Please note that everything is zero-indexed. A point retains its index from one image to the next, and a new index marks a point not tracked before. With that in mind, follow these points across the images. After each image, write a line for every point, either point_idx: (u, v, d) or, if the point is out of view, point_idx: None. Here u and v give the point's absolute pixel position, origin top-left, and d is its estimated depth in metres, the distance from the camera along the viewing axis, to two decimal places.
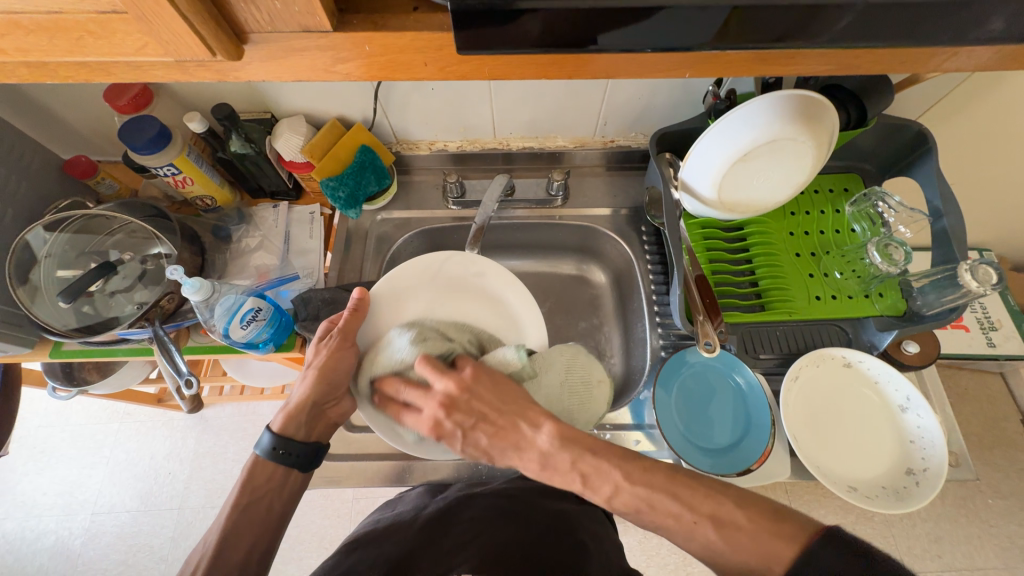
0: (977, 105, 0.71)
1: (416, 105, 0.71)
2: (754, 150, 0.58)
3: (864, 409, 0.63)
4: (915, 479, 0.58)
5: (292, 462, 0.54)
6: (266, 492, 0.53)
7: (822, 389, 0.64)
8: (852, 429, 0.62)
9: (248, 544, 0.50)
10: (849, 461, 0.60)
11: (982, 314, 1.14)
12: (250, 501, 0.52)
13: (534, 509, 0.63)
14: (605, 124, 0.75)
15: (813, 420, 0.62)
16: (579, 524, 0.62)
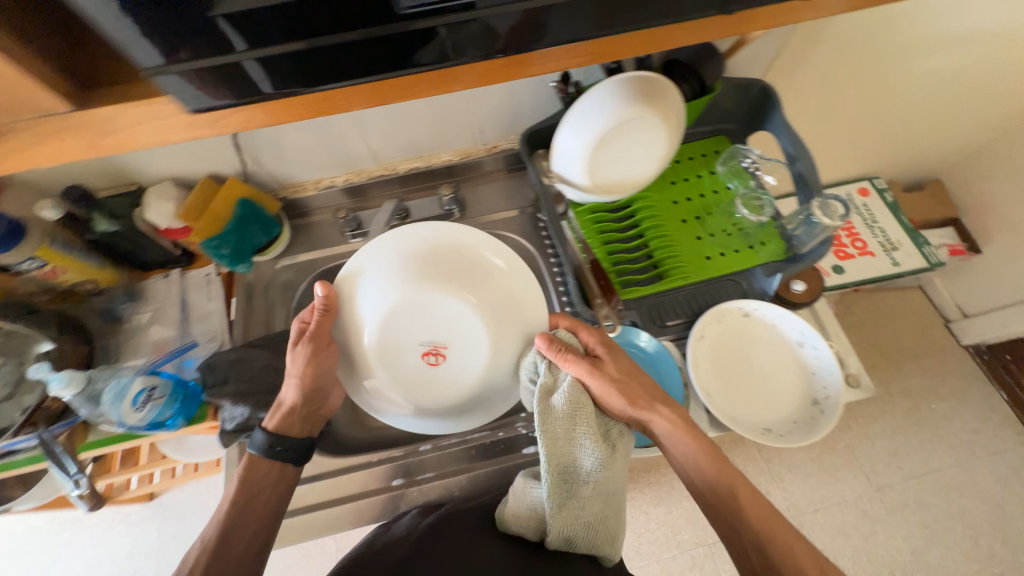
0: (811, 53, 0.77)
1: (287, 148, 0.70)
2: (608, 133, 0.60)
3: (769, 352, 0.67)
4: (819, 409, 0.61)
5: (286, 458, 0.59)
6: (262, 489, 0.58)
7: (728, 341, 0.67)
8: (759, 374, 0.66)
9: (246, 538, 0.55)
10: (760, 405, 0.63)
11: (882, 237, 1.23)
12: (247, 498, 0.56)
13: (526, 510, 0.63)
14: (482, 133, 0.77)
15: (723, 373, 0.65)
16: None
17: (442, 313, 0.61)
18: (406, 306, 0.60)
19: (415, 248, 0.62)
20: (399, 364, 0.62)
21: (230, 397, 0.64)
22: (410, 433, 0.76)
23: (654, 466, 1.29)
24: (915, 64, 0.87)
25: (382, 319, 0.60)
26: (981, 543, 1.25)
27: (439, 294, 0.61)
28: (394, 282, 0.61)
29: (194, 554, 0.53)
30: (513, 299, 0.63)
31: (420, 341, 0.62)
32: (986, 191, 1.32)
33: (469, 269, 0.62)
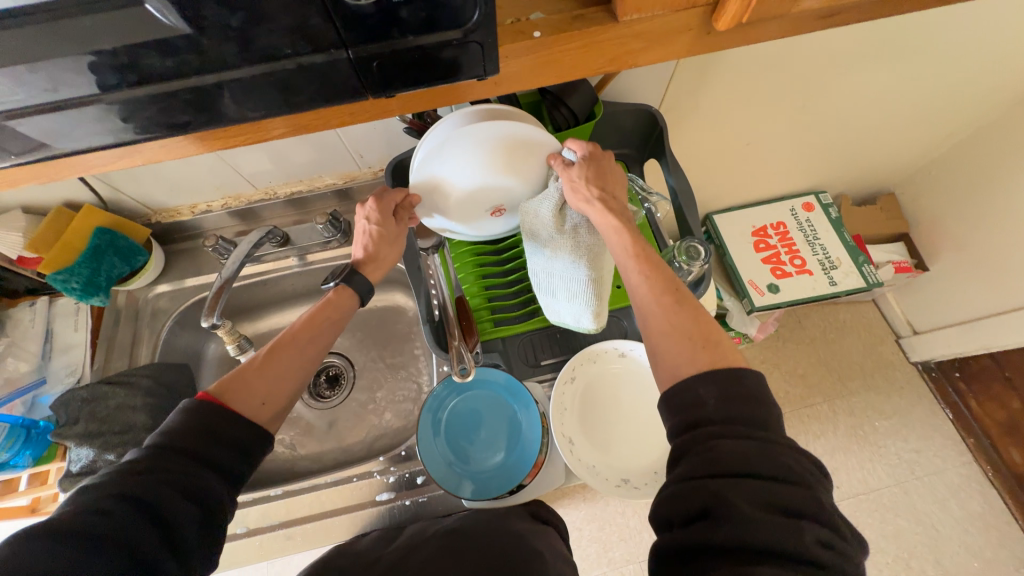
0: (709, 74, 0.72)
1: (144, 177, 0.67)
2: (453, 149, 0.52)
3: (641, 396, 0.63)
4: None
5: (349, 305, 0.57)
6: (322, 338, 0.54)
7: (604, 383, 0.65)
8: (631, 419, 0.63)
9: (282, 385, 0.50)
10: (623, 453, 0.61)
11: (822, 254, 1.20)
12: (311, 338, 0.53)
13: (481, 538, 0.50)
14: (362, 157, 0.73)
15: (593, 417, 0.63)
16: (534, 534, 0.51)
17: (524, 165, 0.56)
18: (484, 186, 0.57)
19: (491, 138, 0.52)
20: (477, 223, 0.63)
21: (76, 437, 0.62)
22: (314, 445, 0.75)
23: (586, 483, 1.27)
24: (831, 83, 0.82)
25: (455, 195, 0.58)
26: (912, 565, 1.23)
27: (467, 168, 0.55)
28: (454, 157, 0.53)
29: (177, 415, 0.44)
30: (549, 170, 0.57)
31: (485, 208, 0.61)
32: (935, 207, 1.27)
33: (519, 148, 0.54)
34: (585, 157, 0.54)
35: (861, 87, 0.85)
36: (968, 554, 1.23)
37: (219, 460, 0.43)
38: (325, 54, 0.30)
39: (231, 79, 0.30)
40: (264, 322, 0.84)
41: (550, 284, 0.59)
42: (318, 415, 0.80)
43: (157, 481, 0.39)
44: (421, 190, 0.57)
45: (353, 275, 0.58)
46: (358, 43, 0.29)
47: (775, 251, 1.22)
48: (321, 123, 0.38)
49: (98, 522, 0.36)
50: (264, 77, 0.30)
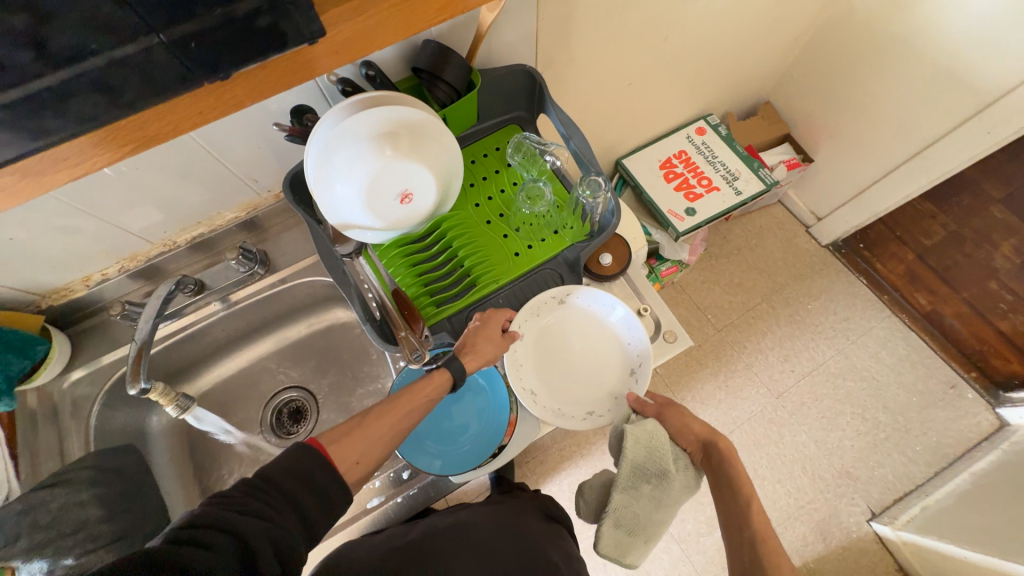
0: (569, 22, 0.76)
1: (16, 259, 0.60)
2: (327, 157, 0.56)
3: (591, 335, 0.69)
4: (634, 376, 0.66)
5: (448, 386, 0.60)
6: (415, 414, 0.57)
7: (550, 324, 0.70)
8: (580, 353, 0.69)
9: (374, 448, 0.52)
10: (585, 389, 0.67)
11: (723, 169, 1.30)
12: (410, 411, 0.56)
13: (501, 529, 0.66)
14: (257, 182, 0.70)
15: (547, 360, 0.68)
16: (544, 543, 0.66)
17: (395, 142, 0.57)
18: (382, 168, 0.57)
19: (347, 130, 0.55)
20: (396, 218, 0.64)
21: (22, 553, 0.56)
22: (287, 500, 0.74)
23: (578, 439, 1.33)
24: (682, 10, 0.89)
25: (358, 201, 0.60)
26: (868, 417, 1.39)
27: (349, 168, 0.57)
28: (331, 163, 0.57)
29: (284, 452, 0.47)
30: (417, 133, 0.59)
31: (391, 199, 0.61)
32: (805, 104, 1.41)
33: (378, 127, 0.56)
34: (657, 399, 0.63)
35: (709, 8, 0.93)
36: (906, 393, 1.41)
37: (274, 539, 0.40)
38: (136, 43, 0.30)
39: (41, 90, 0.29)
40: (205, 378, 0.80)
41: (634, 495, 0.54)
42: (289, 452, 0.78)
43: (259, 512, 0.41)
44: (321, 192, 0.58)
45: (452, 361, 0.60)
46: (164, 26, 0.30)
47: (683, 177, 1.31)
48: (173, 131, 0.37)
49: (190, 552, 0.36)
50: (83, 82, 0.30)
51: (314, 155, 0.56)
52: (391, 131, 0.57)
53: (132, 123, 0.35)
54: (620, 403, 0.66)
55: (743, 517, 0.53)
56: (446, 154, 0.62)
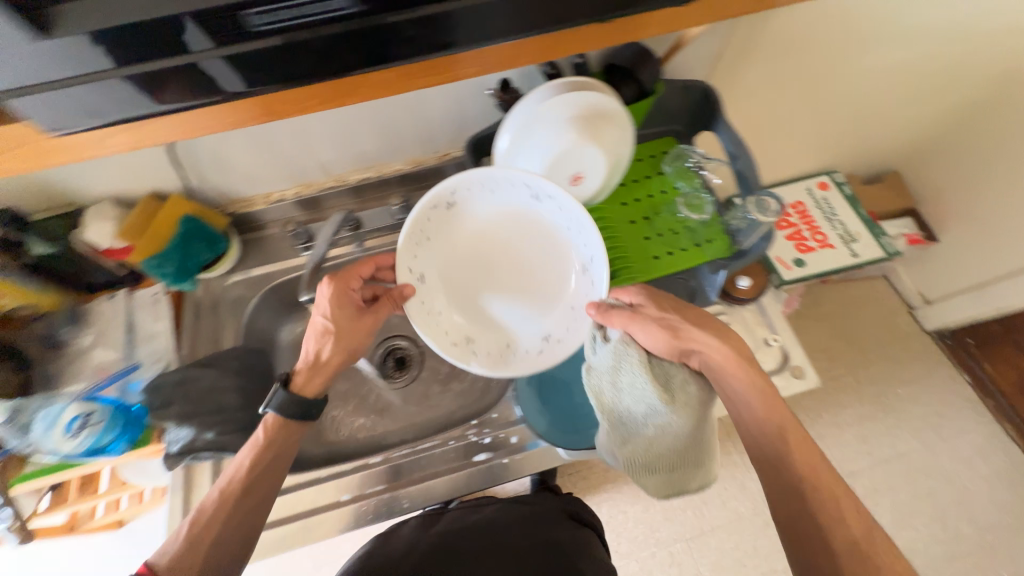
0: (749, 46, 0.77)
1: (231, 161, 0.69)
2: (518, 132, 0.61)
3: (523, 236, 0.68)
4: (586, 273, 0.66)
5: (290, 413, 0.61)
6: (282, 455, 0.61)
7: (459, 243, 0.68)
8: (515, 271, 0.69)
9: (236, 528, 0.55)
10: (539, 297, 0.69)
11: (841, 229, 1.26)
12: (274, 457, 0.60)
13: (531, 536, 0.71)
14: (432, 140, 0.78)
15: (466, 296, 0.70)
16: (574, 548, 0.69)
17: (579, 124, 0.61)
18: (566, 149, 0.62)
19: (541, 109, 0.60)
20: (561, 198, 0.68)
21: (175, 418, 0.62)
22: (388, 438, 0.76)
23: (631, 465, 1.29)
24: (854, 61, 0.89)
25: (533, 176, 0.65)
26: (949, 524, 1.27)
27: (534, 143, 0.62)
28: (520, 137, 0.61)
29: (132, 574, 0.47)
30: (601, 119, 0.62)
31: (564, 178, 0.65)
32: (939, 182, 1.35)
33: (568, 109, 0.60)
34: (642, 300, 0.59)
35: (882, 64, 0.92)
36: (999, 510, 1.28)
37: None
38: None
39: None
40: None
41: (626, 426, 0.58)
42: (397, 394, 0.81)
43: None
44: (505, 164, 0.64)
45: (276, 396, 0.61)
46: None
47: (797, 229, 1.27)
48: None
49: None
50: None
51: (508, 128, 0.61)
52: (578, 113, 0.61)
53: None
54: (576, 325, 0.66)
55: (783, 473, 0.50)
56: (621, 144, 0.64)
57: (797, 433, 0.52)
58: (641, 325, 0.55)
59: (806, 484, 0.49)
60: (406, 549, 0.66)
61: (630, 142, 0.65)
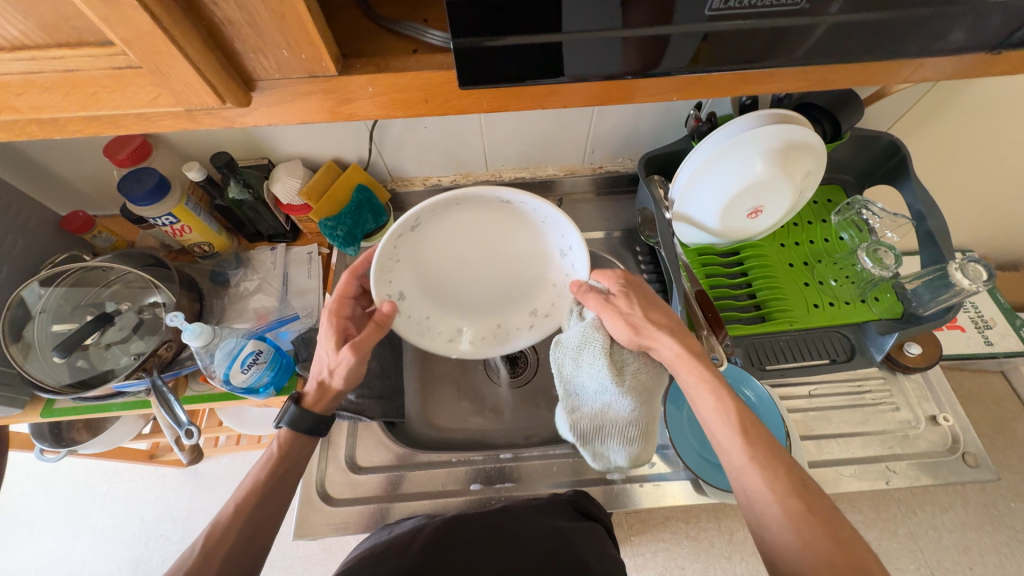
0: (946, 113, 0.72)
1: (410, 143, 0.72)
2: (707, 164, 0.59)
3: (503, 231, 0.59)
4: (566, 254, 0.59)
5: (318, 434, 0.56)
6: (297, 470, 0.54)
7: (447, 236, 0.58)
8: (485, 274, 0.62)
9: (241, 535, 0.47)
10: (485, 302, 0.64)
11: (975, 312, 1.11)
12: (286, 469, 0.52)
13: (523, 524, 0.55)
14: (592, 152, 0.78)
15: (446, 289, 0.62)
16: (581, 543, 0.54)
17: (773, 159, 0.58)
18: (757, 183, 0.60)
19: (733, 143, 0.57)
20: (733, 225, 0.67)
21: None
22: (501, 436, 0.74)
23: (696, 518, 1.01)
24: None
25: (714, 206, 0.64)
26: None
27: (720, 173, 0.60)
28: (705, 168, 0.60)
29: None
30: (796, 152, 0.58)
31: (743, 207, 0.64)
32: None
33: (763, 142, 0.57)
34: (623, 286, 0.55)
35: None
36: None
37: None
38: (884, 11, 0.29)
39: (797, 26, 0.29)
40: None
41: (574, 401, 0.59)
42: (514, 393, 0.78)
43: None
44: (685, 192, 0.63)
45: (293, 413, 0.54)
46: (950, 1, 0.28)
47: None
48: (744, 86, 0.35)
49: None
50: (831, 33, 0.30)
51: (696, 159, 0.59)
52: (773, 146, 0.57)
53: (742, 77, 0.34)
54: (559, 304, 0.63)
55: (792, 551, 0.39)
56: (810, 175, 0.61)
57: (794, 484, 0.42)
58: (610, 319, 0.52)
59: (804, 543, 0.39)
60: (413, 533, 0.54)
61: (819, 172, 0.62)
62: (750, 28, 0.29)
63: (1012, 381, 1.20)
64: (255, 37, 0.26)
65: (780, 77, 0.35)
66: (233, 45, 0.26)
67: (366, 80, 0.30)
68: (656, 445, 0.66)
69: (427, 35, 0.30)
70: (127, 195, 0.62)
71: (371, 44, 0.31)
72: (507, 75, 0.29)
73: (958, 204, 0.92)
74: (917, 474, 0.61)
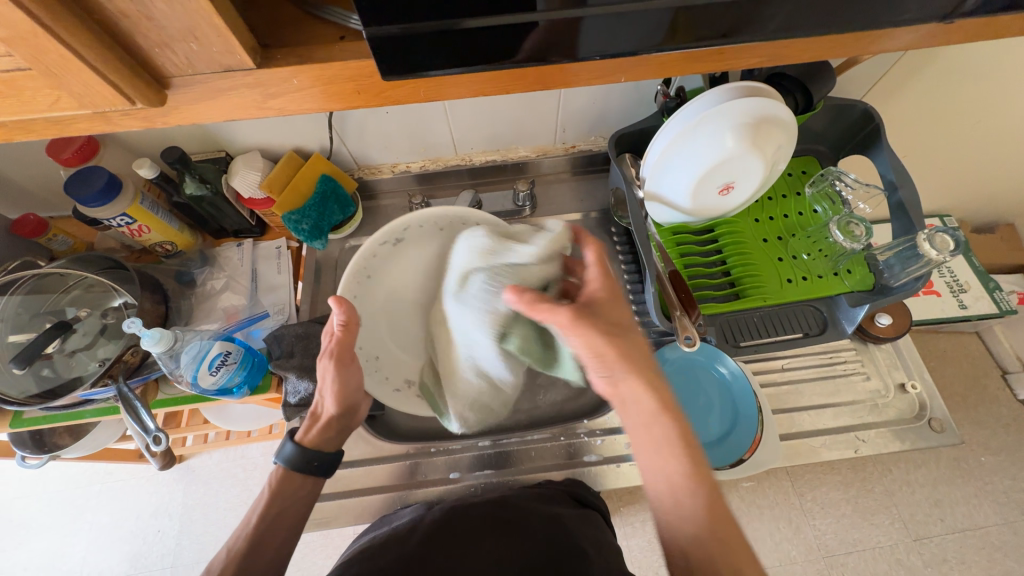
0: (919, 79, 0.71)
1: (373, 129, 0.69)
2: (677, 141, 0.58)
3: None
4: None
5: (315, 474, 0.54)
6: (297, 505, 0.53)
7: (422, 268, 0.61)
8: None
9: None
10: None
11: (950, 277, 1.12)
12: (280, 509, 0.52)
13: (520, 512, 0.56)
14: (564, 131, 0.76)
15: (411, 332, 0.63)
16: (577, 528, 0.55)
17: (744, 133, 0.56)
18: (727, 159, 0.58)
19: (701, 118, 0.55)
20: (704, 202, 0.66)
21: (296, 370, 0.63)
22: None
23: None
24: None
25: (686, 183, 0.63)
26: None
27: (690, 149, 0.59)
28: (675, 145, 0.58)
29: None
30: (767, 125, 0.57)
31: (714, 183, 0.63)
32: None
33: (733, 116, 0.55)
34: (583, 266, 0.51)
35: None
36: None
37: None
38: None
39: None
40: None
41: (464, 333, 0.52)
42: None
43: None
44: (656, 171, 0.62)
45: (291, 444, 0.54)
46: None
47: None
48: (699, 62, 0.34)
49: None
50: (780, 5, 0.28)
51: (665, 135, 0.58)
52: (744, 119, 0.56)
53: (695, 54, 0.33)
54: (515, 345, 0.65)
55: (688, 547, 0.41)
56: (782, 148, 0.60)
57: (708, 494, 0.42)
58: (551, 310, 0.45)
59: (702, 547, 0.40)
60: (413, 524, 0.55)
61: (792, 143, 0.60)
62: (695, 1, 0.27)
63: (986, 341, 1.23)
64: (158, 31, 0.24)
65: (737, 52, 0.33)
66: (135, 41, 0.24)
67: (292, 73, 0.28)
68: None
69: (353, 20, 0.28)
70: (75, 197, 0.59)
71: (296, 32, 0.29)
72: (443, 63, 0.28)
73: (933, 170, 0.92)
74: (887, 441, 0.63)
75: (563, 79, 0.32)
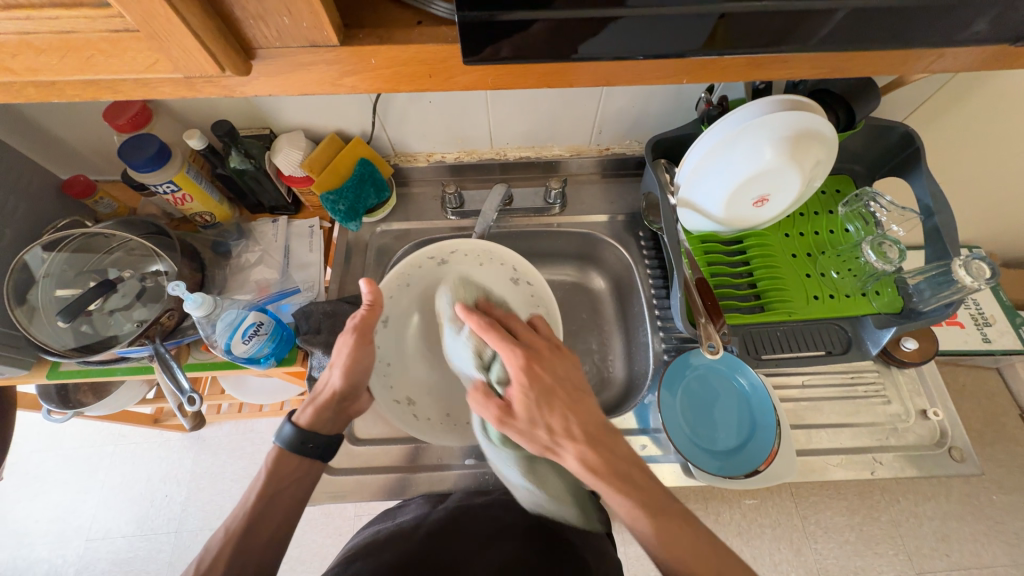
0: (963, 106, 0.71)
1: (413, 118, 0.71)
2: (712, 153, 0.59)
3: None
4: None
5: (312, 456, 0.55)
6: (295, 485, 0.53)
7: None
8: None
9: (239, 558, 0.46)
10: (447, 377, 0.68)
11: (975, 309, 1.10)
12: (277, 493, 0.51)
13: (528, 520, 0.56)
14: (600, 133, 0.77)
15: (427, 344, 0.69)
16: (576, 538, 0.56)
17: (781, 147, 0.56)
18: (766, 170, 0.58)
19: (735, 131, 0.56)
20: (738, 214, 0.66)
21: (322, 346, 0.65)
22: None
23: (685, 497, 1.05)
24: None
25: (721, 196, 0.64)
26: None
27: (724, 161, 0.59)
28: (711, 155, 0.59)
29: None
30: (807, 139, 0.57)
31: (749, 196, 0.63)
32: None
33: (771, 128, 0.55)
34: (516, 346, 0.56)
35: None
36: None
37: None
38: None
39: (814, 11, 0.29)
40: None
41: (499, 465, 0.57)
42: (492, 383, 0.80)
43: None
44: (692, 181, 0.63)
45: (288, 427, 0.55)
46: None
47: None
48: (758, 68, 0.34)
49: None
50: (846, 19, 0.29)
51: (702, 146, 0.59)
52: (783, 131, 0.56)
53: (753, 60, 0.33)
54: None
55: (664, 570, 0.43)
56: (820, 161, 0.60)
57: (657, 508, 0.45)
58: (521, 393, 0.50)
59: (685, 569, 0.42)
60: (417, 521, 0.56)
61: (831, 156, 0.60)
62: (764, 10, 0.28)
63: (1007, 379, 1.21)
64: (256, 3, 0.25)
65: (795, 62, 0.34)
66: (230, 10, 0.26)
67: (370, 53, 0.29)
68: (648, 428, 0.67)
69: (432, 6, 0.29)
70: (128, 164, 0.61)
71: (375, 14, 0.30)
72: (516, 53, 0.29)
73: (966, 200, 0.91)
74: (903, 466, 0.63)
75: (623, 78, 0.33)
